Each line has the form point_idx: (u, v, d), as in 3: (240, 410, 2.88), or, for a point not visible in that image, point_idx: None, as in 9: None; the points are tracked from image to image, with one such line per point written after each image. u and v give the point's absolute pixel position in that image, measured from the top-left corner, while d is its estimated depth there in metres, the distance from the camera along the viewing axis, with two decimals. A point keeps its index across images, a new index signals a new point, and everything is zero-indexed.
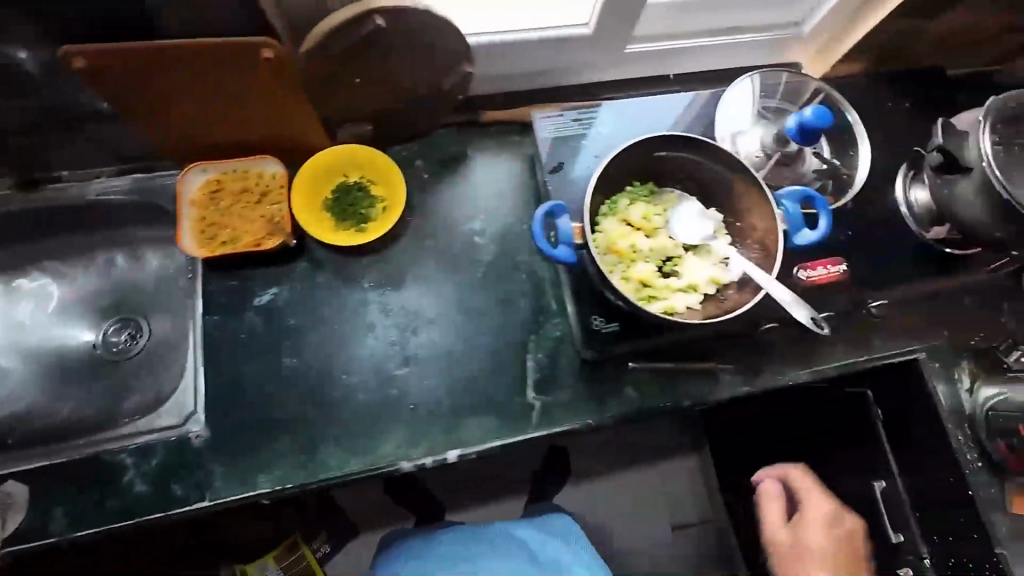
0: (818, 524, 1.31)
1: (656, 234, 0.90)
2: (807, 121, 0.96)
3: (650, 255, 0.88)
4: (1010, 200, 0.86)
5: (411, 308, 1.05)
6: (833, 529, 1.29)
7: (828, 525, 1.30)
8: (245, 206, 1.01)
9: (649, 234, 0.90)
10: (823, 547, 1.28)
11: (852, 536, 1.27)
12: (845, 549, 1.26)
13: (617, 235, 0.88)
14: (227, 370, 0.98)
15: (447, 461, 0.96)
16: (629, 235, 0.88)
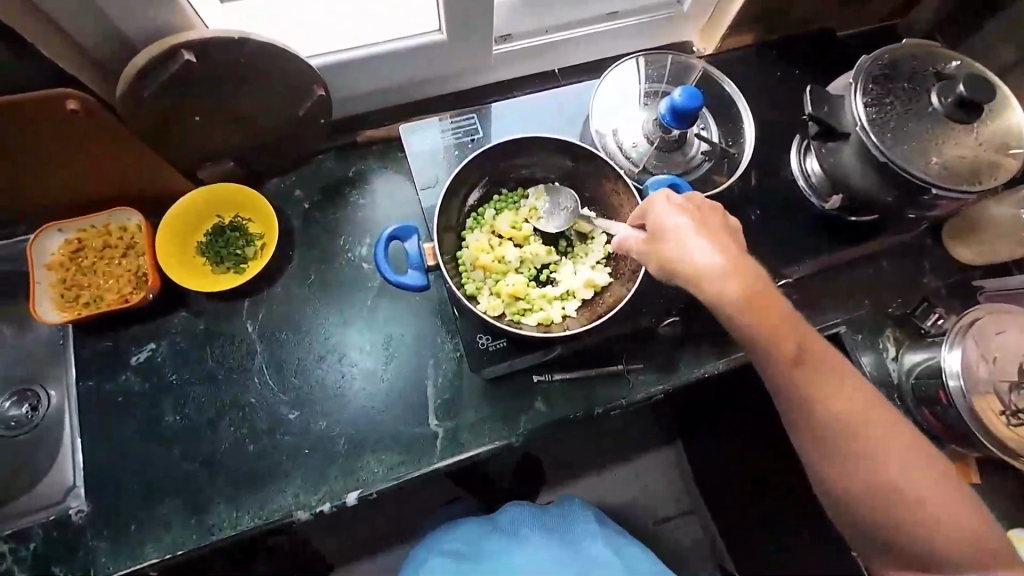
0: (719, 248, 0.70)
1: (529, 243, 0.86)
2: (680, 104, 0.92)
3: (523, 267, 0.85)
4: (888, 163, 0.84)
5: (301, 347, 1.00)
6: (724, 243, 0.71)
7: (750, 293, 0.68)
8: (110, 261, 0.97)
9: (521, 245, 0.86)
10: (734, 277, 0.69)
11: (788, 312, 0.70)
12: (754, 272, 0.70)
13: (483, 251, 0.84)
14: (107, 437, 0.92)
15: (347, 503, 0.92)
16: (496, 248, 0.85)
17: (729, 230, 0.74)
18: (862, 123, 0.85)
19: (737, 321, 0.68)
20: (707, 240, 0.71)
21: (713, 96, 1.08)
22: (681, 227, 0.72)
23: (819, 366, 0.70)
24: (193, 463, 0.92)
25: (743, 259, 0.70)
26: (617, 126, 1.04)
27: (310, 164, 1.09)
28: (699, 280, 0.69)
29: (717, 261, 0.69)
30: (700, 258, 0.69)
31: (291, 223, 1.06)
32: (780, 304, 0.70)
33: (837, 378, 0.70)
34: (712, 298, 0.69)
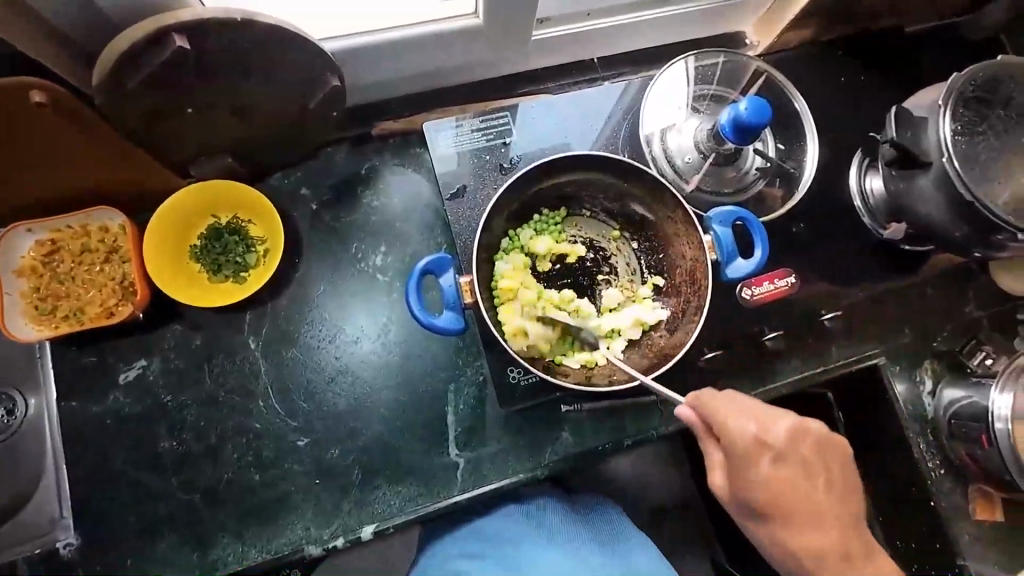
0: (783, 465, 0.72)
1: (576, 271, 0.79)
2: (744, 118, 0.82)
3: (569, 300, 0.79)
4: (974, 202, 0.76)
5: (310, 367, 0.92)
6: (798, 463, 0.73)
7: (793, 495, 0.72)
8: (91, 267, 0.85)
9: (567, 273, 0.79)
10: (790, 472, 0.72)
11: (830, 527, 0.74)
12: (806, 482, 0.73)
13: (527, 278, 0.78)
14: (96, 462, 0.85)
15: (361, 539, 0.86)
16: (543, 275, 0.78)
17: (802, 437, 0.74)
18: (949, 154, 0.76)
19: (782, 527, 0.73)
20: (763, 433, 0.72)
21: (771, 102, 0.97)
22: (754, 446, 0.71)
23: (858, 542, 0.75)
24: (193, 492, 0.85)
25: (809, 486, 0.74)
26: (666, 133, 0.94)
27: (318, 159, 0.97)
28: (752, 481, 0.72)
29: (766, 466, 0.71)
30: (777, 475, 0.72)
31: (297, 227, 0.95)
32: (835, 526, 0.74)
33: (870, 557, 0.76)
34: (780, 515, 0.72)
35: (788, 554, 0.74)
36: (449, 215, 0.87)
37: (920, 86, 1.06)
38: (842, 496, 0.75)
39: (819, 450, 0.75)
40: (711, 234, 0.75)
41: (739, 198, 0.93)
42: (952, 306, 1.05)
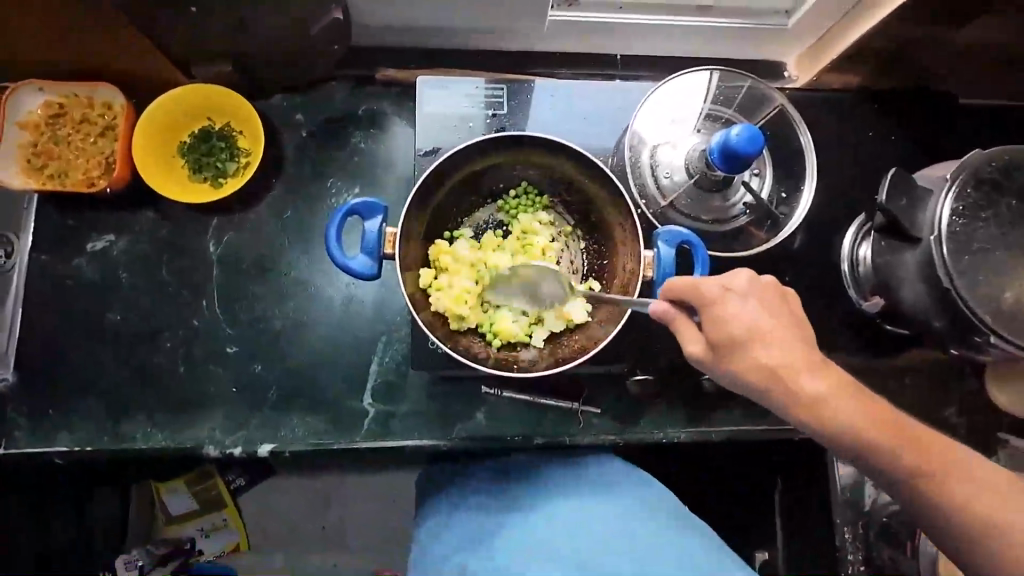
0: (751, 306, 0.62)
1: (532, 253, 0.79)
2: (733, 144, 0.77)
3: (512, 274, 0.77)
4: (951, 290, 0.69)
5: (258, 284, 0.95)
6: (763, 311, 0.63)
7: (818, 386, 0.62)
8: (85, 138, 0.91)
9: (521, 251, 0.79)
10: (793, 359, 0.62)
11: (860, 404, 0.62)
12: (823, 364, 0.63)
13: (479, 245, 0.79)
14: (49, 315, 0.92)
15: (258, 454, 0.89)
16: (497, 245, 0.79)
17: (775, 297, 0.65)
18: (939, 233, 0.70)
19: (820, 419, 0.62)
20: (751, 309, 0.62)
21: (782, 139, 0.92)
22: (728, 316, 0.62)
23: (936, 455, 0.63)
24: (124, 366, 0.91)
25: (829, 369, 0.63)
26: (660, 145, 0.90)
27: (318, 89, 0.99)
28: (767, 361, 0.62)
29: (756, 342, 0.62)
30: (762, 349, 0.62)
31: (282, 149, 0.98)
32: (860, 399, 0.63)
33: (908, 429, 0.63)
34: (807, 406, 0.62)
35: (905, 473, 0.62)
36: (418, 172, 0.87)
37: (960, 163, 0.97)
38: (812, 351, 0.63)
39: (771, 297, 0.65)
40: (653, 250, 0.71)
41: (713, 230, 0.88)
42: (928, 403, 0.97)
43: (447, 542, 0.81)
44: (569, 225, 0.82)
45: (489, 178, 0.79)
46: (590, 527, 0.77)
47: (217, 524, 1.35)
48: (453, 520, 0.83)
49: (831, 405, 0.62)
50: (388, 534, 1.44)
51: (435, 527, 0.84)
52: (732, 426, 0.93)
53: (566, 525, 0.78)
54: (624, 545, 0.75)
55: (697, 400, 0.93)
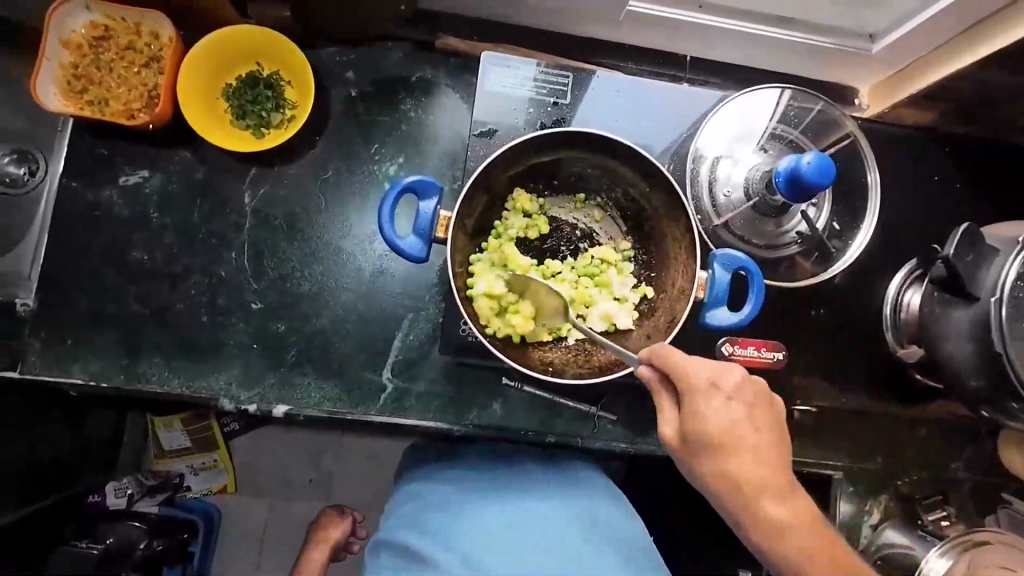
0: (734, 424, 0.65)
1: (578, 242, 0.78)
2: (804, 172, 0.74)
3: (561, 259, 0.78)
4: (1002, 356, 0.68)
5: (290, 243, 0.93)
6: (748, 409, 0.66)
7: (796, 542, 0.64)
8: (130, 67, 0.87)
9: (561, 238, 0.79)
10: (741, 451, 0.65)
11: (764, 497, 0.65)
12: (757, 471, 0.65)
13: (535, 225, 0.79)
14: (72, 242, 0.90)
15: (271, 414, 0.88)
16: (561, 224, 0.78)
17: (763, 399, 0.68)
18: (1001, 295, 0.68)
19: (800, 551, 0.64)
20: (717, 392, 0.65)
21: (847, 173, 0.89)
22: (698, 395, 0.64)
23: (833, 551, 0.64)
24: (144, 307, 0.90)
25: (762, 447, 0.66)
26: (722, 159, 0.87)
27: (374, 48, 0.95)
28: (724, 465, 0.65)
29: (710, 417, 0.64)
30: (725, 434, 0.64)
31: (330, 107, 0.94)
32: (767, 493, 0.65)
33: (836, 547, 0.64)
34: (728, 483, 0.65)
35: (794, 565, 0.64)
36: (471, 152, 0.84)
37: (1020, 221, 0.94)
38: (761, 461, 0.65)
39: (756, 397, 0.67)
40: (708, 272, 0.71)
41: (763, 255, 0.87)
42: (938, 455, 0.97)
43: (415, 513, 0.87)
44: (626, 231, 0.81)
45: (547, 169, 0.78)
46: (564, 527, 0.82)
47: (209, 462, 1.38)
48: (432, 495, 0.88)
49: (728, 487, 0.65)
50: (376, 500, 1.44)
51: (415, 508, 0.88)
52: None
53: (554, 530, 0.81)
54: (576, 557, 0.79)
55: None
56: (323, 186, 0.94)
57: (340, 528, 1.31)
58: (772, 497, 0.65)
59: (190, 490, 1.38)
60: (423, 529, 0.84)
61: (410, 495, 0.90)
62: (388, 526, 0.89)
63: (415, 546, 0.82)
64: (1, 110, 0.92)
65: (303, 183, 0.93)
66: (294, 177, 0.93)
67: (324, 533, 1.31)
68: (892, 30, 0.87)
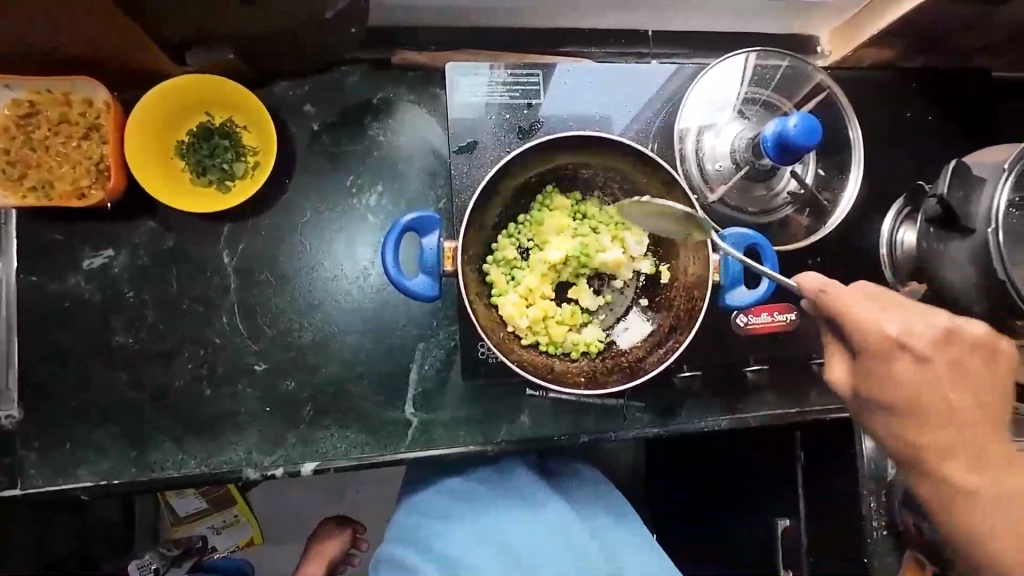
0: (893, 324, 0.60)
1: (592, 253, 0.76)
2: (791, 135, 0.74)
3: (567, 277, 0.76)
4: (1005, 282, 0.71)
5: (282, 296, 0.88)
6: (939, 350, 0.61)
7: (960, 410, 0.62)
8: (68, 141, 0.81)
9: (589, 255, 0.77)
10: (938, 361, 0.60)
11: (946, 380, 0.61)
12: (942, 391, 0.61)
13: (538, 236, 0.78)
14: (48, 340, 0.83)
15: (299, 474, 0.85)
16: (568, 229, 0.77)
17: (985, 350, 0.63)
18: (997, 225, 0.70)
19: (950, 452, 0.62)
20: (928, 344, 0.60)
21: (826, 123, 0.89)
22: (879, 331, 0.60)
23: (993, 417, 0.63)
24: (140, 391, 0.85)
25: (937, 380, 0.60)
26: (705, 132, 0.87)
27: (327, 76, 0.89)
28: (888, 361, 0.60)
29: (886, 347, 0.60)
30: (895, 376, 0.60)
31: (294, 145, 0.89)
32: (948, 382, 0.61)
33: (999, 408, 0.64)
34: (910, 431, 0.62)
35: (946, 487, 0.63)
36: (454, 170, 0.81)
37: (990, 140, 0.97)
38: (934, 385, 0.61)
39: (938, 334, 0.61)
40: (721, 255, 0.73)
41: (760, 221, 0.87)
42: None
43: (418, 528, 0.89)
44: None
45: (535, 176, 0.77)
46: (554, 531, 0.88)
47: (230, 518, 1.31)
48: (424, 506, 0.91)
49: (871, 371, 0.61)
50: None
51: (417, 520, 0.90)
52: (771, 411, 0.94)
53: (532, 538, 0.87)
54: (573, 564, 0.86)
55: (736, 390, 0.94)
56: (307, 230, 0.89)
57: (338, 542, 1.25)
58: (923, 383, 0.60)
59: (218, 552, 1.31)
60: (423, 543, 0.88)
61: (409, 508, 0.92)
62: (391, 541, 0.92)
63: (405, 552, 0.88)
64: None
65: (284, 231, 0.89)
66: (272, 225, 0.88)
67: (318, 549, 1.24)
68: None
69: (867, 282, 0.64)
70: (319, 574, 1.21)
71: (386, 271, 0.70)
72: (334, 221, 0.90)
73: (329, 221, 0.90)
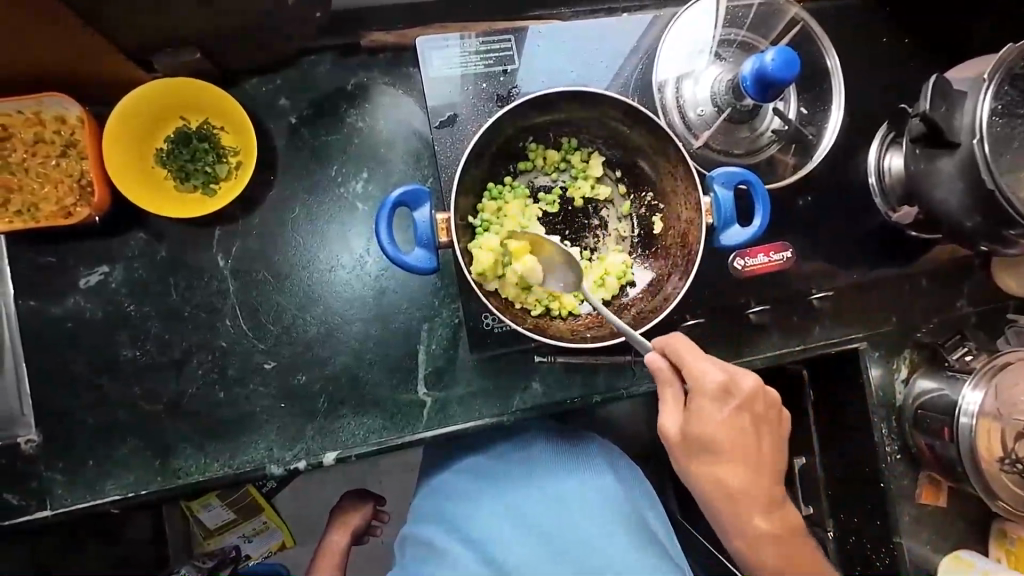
0: (709, 367, 0.73)
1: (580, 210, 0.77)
2: (770, 70, 0.74)
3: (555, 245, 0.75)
4: (995, 191, 0.71)
5: (281, 292, 0.89)
6: (731, 441, 0.73)
7: (735, 520, 0.75)
8: (46, 161, 0.80)
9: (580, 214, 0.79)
10: (723, 470, 0.74)
11: (717, 459, 0.74)
12: (739, 448, 0.74)
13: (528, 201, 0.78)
14: (54, 363, 0.84)
15: (322, 464, 0.87)
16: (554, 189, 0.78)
17: (754, 402, 0.74)
18: (982, 135, 0.70)
19: (752, 544, 0.76)
20: (728, 409, 0.73)
21: (802, 56, 0.89)
22: (697, 392, 0.72)
23: (747, 533, 0.76)
24: (155, 402, 0.85)
25: (729, 442, 0.73)
26: (684, 79, 0.86)
27: (298, 68, 0.88)
28: (708, 464, 0.74)
29: (716, 460, 0.74)
30: (722, 437, 0.73)
31: (273, 141, 0.88)
32: (716, 455, 0.74)
33: (759, 548, 0.76)
34: (681, 446, 0.74)
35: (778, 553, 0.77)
36: (436, 145, 0.81)
37: (968, 58, 0.97)
38: (734, 451, 0.74)
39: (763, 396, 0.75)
40: (712, 195, 0.73)
41: (748, 162, 0.87)
42: (945, 298, 1.02)
43: (437, 508, 0.92)
44: (616, 179, 0.80)
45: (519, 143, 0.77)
46: (573, 507, 0.87)
47: (258, 525, 1.31)
48: (443, 489, 0.93)
49: (685, 455, 0.74)
50: None
51: (441, 499, 0.92)
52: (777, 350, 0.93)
53: (565, 517, 0.86)
54: (598, 547, 0.84)
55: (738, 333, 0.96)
56: (299, 225, 0.89)
57: (361, 513, 1.29)
58: (736, 446, 0.73)
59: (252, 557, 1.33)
60: (444, 524, 0.89)
61: (428, 492, 0.95)
62: (415, 519, 0.94)
63: (434, 542, 0.88)
64: None
65: (275, 229, 0.88)
66: (262, 223, 0.88)
67: (340, 520, 1.28)
68: None
69: (685, 341, 0.75)
70: (345, 542, 1.25)
71: (383, 248, 0.69)
72: (324, 214, 0.90)
73: (318, 215, 0.90)
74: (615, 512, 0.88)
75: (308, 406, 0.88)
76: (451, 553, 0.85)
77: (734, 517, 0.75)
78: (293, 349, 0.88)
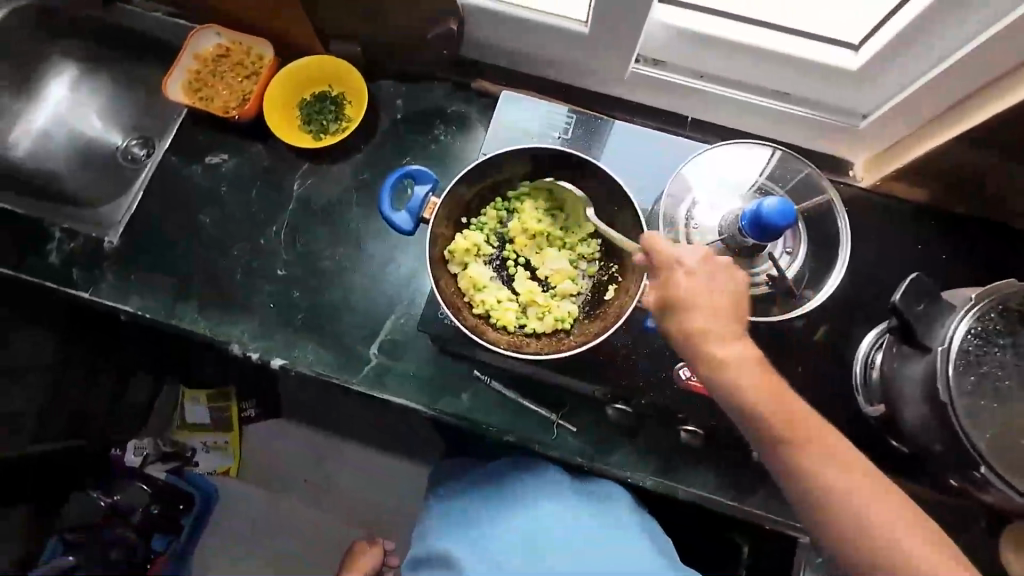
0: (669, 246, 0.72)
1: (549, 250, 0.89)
2: (766, 213, 0.81)
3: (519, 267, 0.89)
4: (949, 406, 0.68)
5: (321, 225, 1.10)
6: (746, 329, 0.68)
7: (763, 414, 0.65)
8: (236, 76, 1.14)
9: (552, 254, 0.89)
10: (727, 343, 0.67)
11: (710, 337, 0.67)
12: (729, 320, 0.68)
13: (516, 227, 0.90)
14: (157, 202, 1.12)
15: (271, 365, 1.01)
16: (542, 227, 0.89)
17: (726, 274, 0.70)
18: (948, 346, 0.69)
19: (796, 453, 0.64)
20: (701, 276, 0.69)
21: (821, 227, 0.95)
22: (679, 263, 0.70)
23: (787, 425, 0.64)
24: (196, 259, 1.09)
25: (719, 317, 0.67)
26: (701, 201, 0.96)
27: (422, 84, 1.15)
28: (709, 341, 0.67)
29: (713, 335, 0.67)
30: (710, 308, 0.67)
31: (377, 122, 1.15)
32: (709, 333, 0.67)
33: (805, 451, 0.64)
34: (682, 333, 0.68)
35: (824, 474, 0.63)
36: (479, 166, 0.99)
37: None
38: (728, 320, 0.68)
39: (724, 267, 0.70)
40: None
41: None
42: None
43: (448, 524, 0.93)
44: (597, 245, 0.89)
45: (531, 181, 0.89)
46: (576, 535, 0.86)
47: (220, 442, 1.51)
48: (455, 508, 0.95)
49: (686, 347, 0.68)
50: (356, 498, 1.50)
51: (454, 518, 0.93)
52: (705, 492, 0.94)
53: (566, 530, 0.87)
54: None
55: (669, 449, 0.95)
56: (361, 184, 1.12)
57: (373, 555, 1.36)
58: (724, 316, 0.68)
59: (195, 466, 1.49)
60: (454, 540, 0.90)
61: (446, 507, 0.97)
62: (423, 538, 0.95)
63: (445, 555, 0.88)
64: (139, 104, 1.21)
65: (343, 181, 1.12)
66: (337, 172, 1.12)
67: None
68: (877, 110, 0.97)
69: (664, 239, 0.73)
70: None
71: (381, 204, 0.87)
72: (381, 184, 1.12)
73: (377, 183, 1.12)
74: (617, 551, 0.85)
75: (287, 316, 1.05)
76: (462, 570, 0.85)
77: (759, 410, 0.65)
78: (304, 269, 1.07)
